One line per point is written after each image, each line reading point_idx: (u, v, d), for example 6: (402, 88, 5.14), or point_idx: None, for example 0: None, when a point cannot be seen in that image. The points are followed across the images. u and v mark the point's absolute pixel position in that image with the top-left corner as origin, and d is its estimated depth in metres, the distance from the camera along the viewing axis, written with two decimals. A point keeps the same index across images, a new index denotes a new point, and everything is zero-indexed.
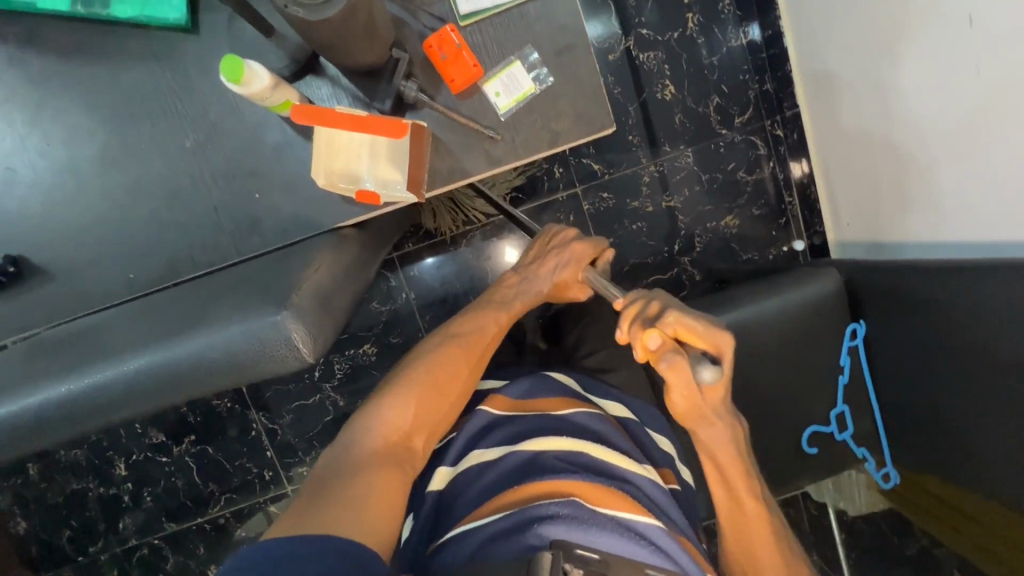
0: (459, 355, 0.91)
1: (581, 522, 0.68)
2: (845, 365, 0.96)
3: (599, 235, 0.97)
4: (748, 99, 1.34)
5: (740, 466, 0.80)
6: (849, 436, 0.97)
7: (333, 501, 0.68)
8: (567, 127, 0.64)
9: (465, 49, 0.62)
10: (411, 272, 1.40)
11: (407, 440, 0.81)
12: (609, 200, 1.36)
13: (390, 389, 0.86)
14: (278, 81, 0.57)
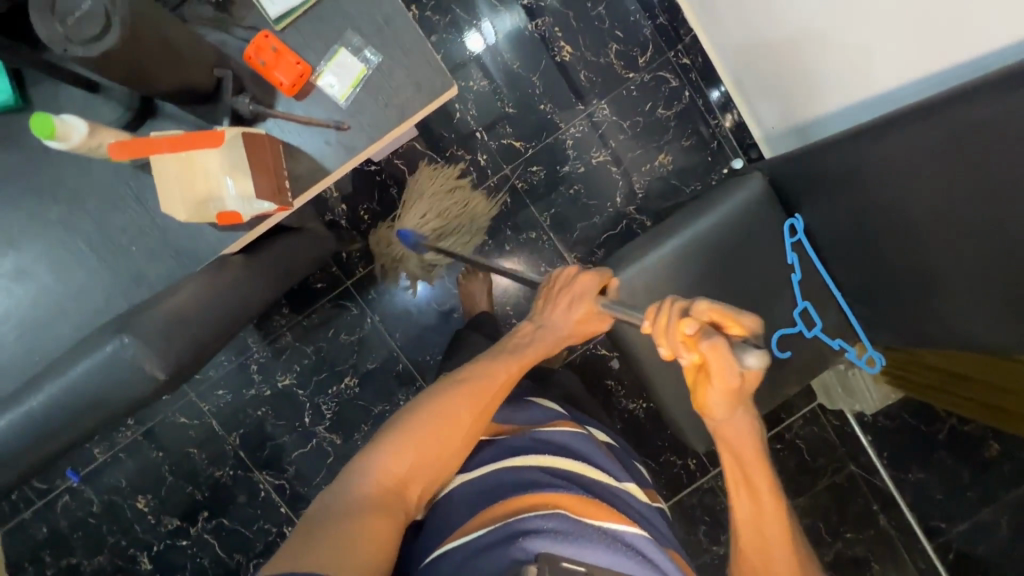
0: (463, 394, 0.80)
1: (567, 535, 0.64)
2: (794, 262, 0.94)
3: (606, 265, 0.85)
4: (645, 38, 1.35)
5: (765, 467, 0.71)
6: (819, 330, 0.95)
7: (316, 545, 0.61)
8: (410, 98, 0.66)
9: (285, 48, 0.64)
10: (370, 296, 1.39)
11: (401, 487, 0.71)
12: (540, 172, 1.36)
13: (391, 430, 0.76)
14: (98, 126, 0.58)
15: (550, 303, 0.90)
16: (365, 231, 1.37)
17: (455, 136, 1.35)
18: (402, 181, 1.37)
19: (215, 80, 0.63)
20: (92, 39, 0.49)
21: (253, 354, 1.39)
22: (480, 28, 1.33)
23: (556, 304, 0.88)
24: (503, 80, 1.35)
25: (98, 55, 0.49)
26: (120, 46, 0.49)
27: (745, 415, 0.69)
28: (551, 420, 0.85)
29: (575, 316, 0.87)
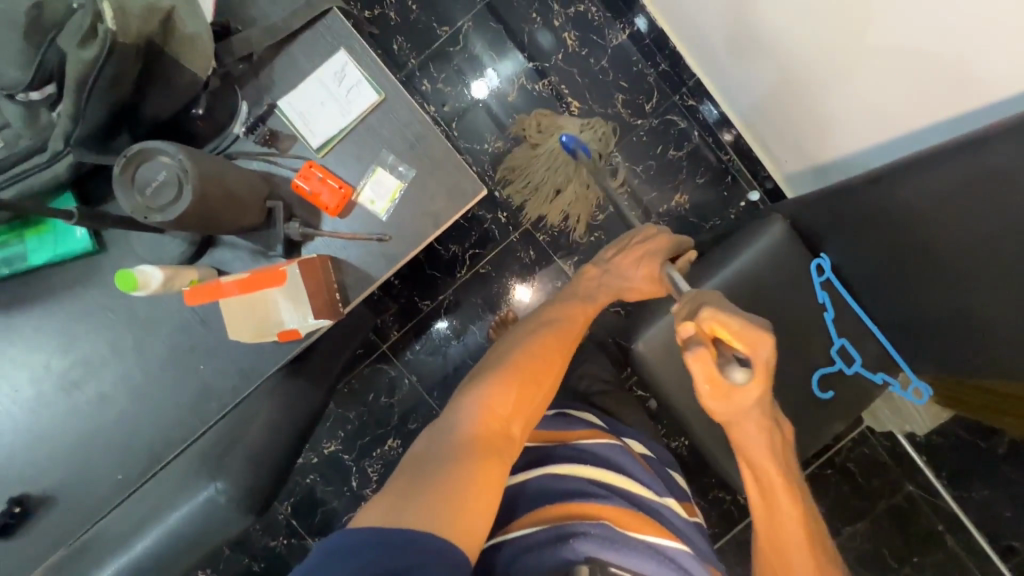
0: (546, 344, 0.85)
1: (612, 541, 0.66)
2: (825, 301, 0.94)
3: (678, 235, 0.94)
4: (649, 85, 1.39)
5: (789, 482, 0.69)
6: (859, 366, 0.94)
7: (427, 494, 0.62)
8: (443, 206, 0.73)
9: (329, 175, 0.70)
10: (406, 357, 1.43)
11: (506, 430, 0.73)
12: (560, 223, 1.40)
13: (486, 375, 0.79)
14: (175, 270, 0.66)
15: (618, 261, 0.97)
16: (396, 295, 1.41)
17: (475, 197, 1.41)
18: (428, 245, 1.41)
19: (267, 210, 0.70)
20: (170, 204, 0.57)
21: None
22: (483, 76, 1.39)
23: (628, 259, 0.94)
24: (516, 139, 1.40)
25: (176, 217, 0.57)
26: (192, 207, 0.57)
27: (760, 432, 0.66)
28: (588, 434, 0.86)
29: (643, 274, 0.93)
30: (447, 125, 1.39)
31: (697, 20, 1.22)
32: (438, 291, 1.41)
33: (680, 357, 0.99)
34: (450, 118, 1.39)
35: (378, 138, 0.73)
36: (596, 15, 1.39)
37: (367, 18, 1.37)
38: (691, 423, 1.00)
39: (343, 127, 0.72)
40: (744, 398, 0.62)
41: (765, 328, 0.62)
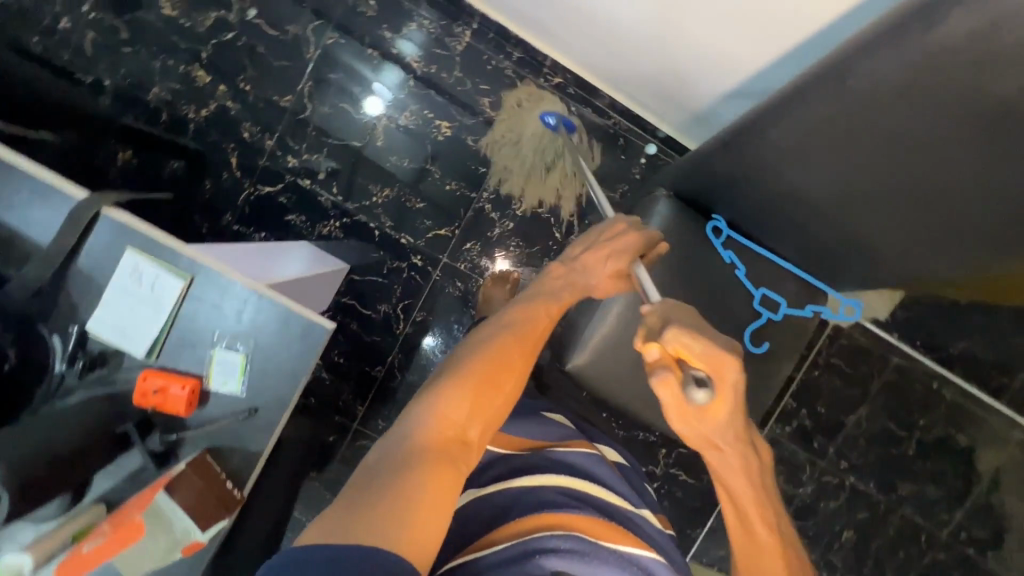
0: (511, 342, 0.79)
1: (582, 556, 0.67)
2: (732, 260, 0.93)
3: (654, 230, 0.84)
4: (510, 78, 1.34)
5: (763, 515, 0.66)
6: (784, 309, 0.94)
7: (373, 504, 0.58)
8: (292, 358, 0.85)
9: (167, 384, 0.83)
10: (379, 428, 1.40)
11: (460, 437, 0.69)
12: (475, 246, 1.37)
13: (442, 380, 0.74)
14: (51, 537, 0.76)
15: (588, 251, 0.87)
16: (346, 372, 1.38)
17: (384, 252, 1.37)
18: (356, 314, 1.37)
19: (124, 434, 0.86)
20: None
21: (302, 526, 1.43)
22: (373, 91, 1.32)
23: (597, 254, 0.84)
24: (401, 183, 1.35)
25: None
26: None
27: (735, 460, 0.64)
28: (565, 442, 0.89)
29: (612, 270, 0.84)
30: (329, 193, 1.34)
31: (530, 12, 1.20)
32: (384, 354, 1.39)
33: (619, 358, 0.98)
34: (330, 185, 1.34)
35: (202, 325, 0.85)
36: (432, 27, 1.33)
37: (206, 117, 1.30)
38: (650, 413, 1.01)
39: (165, 325, 0.84)
40: (701, 421, 0.60)
41: (732, 353, 0.58)
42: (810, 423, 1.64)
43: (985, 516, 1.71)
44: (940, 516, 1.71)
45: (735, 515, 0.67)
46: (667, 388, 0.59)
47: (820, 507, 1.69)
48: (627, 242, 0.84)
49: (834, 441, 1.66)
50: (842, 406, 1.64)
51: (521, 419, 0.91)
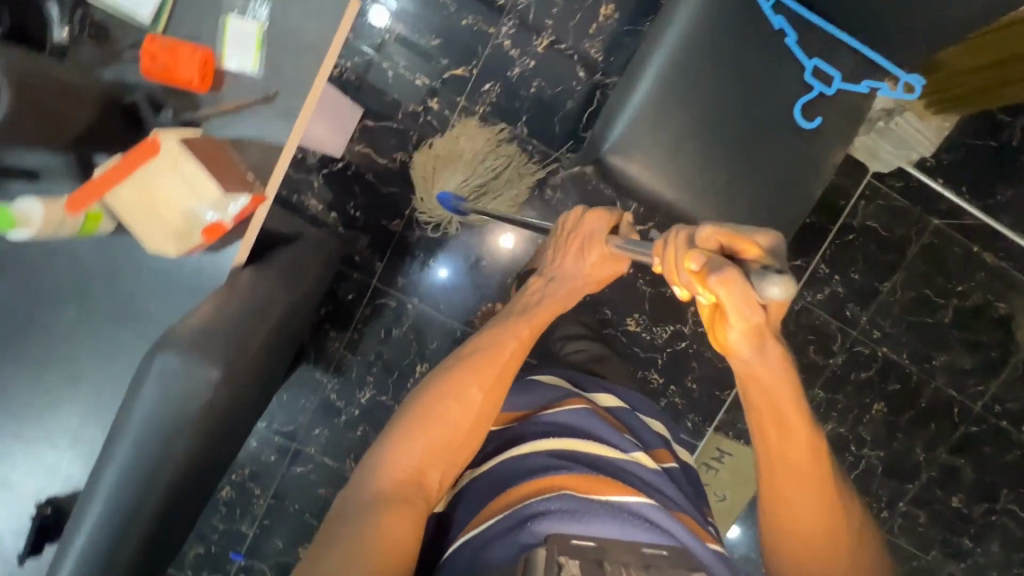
0: (473, 376, 0.92)
1: (572, 515, 0.73)
2: (782, 27, 0.86)
3: (614, 206, 1.01)
4: None
5: (800, 409, 0.71)
6: (840, 82, 0.87)
7: (349, 538, 0.75)
8: (310, 55, 0.86)
9: (175, 45, 0.79)
10: (400, 283, 1.38)
11: (423, 473, 0.85)
12: (494, 87, 1.29)
13: (407, 420, 0.89)
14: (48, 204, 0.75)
15: (563, 257, 1.05)
16: (364, 226, 1.34)
17: (399, 94, 1.30)
18: (372, 164, 1.32)
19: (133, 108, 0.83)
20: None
21: (324, 386, 1.41)
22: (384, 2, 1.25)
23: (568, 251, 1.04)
24: (414, 18, 1.27)
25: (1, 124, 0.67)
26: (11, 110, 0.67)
27: (776, 353, 0.67)
28: (560, 405, 0.94)
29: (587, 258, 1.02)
30: None
31: None
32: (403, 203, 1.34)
33: (660, 141, 0.89)
34: None
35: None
36: None
37: None
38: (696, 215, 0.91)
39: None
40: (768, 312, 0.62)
41: (767, 229, 0.63)
42: (843, 290, 1.58)
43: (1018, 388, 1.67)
44: (974, 389, 1.67)
45: (770, 410, 0.71)
46: (739, 281, 0.58)
47: (850, 379, 1.64)
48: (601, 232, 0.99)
49: (868, 310, 1.60)
50: (877, 273, 1.57)
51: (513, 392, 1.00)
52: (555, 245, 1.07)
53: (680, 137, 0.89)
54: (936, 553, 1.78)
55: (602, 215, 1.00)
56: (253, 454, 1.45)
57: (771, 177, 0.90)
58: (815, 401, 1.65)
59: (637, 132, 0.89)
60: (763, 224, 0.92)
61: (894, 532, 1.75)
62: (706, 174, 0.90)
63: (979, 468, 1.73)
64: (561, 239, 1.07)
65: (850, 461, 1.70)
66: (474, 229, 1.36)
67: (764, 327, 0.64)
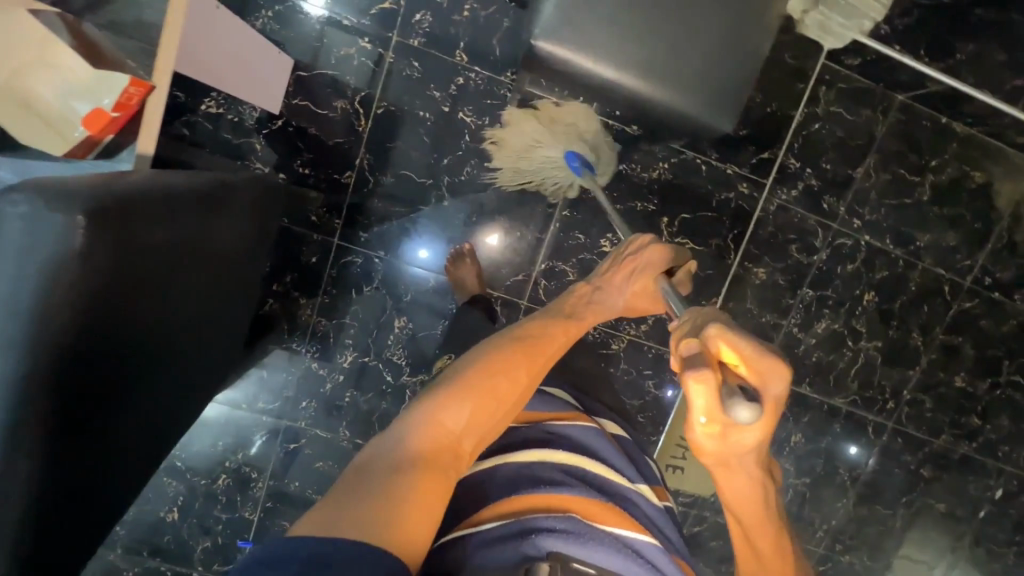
0: (521, 355, 0.75)
1: (579, 538, 0.60)
2: None
3: (681, 247, 0.86)
4: None
5: (770, 529, 0.69)
6: None
7: (367, 496, 0.54)
8: None
9: None
10: (363, 239, 1.34)
11: (456, 443, 0.65)
12: (425, 17, 1.25)
13: (449, 378, 0.71)
14: None
15: (608, 275, 0.89)
16: (315, 183, 1.30)
17: (328, 39, 1.24)
18: (312, 117, 1.27)
19: None
20: None
21: (304, 356, 1.38)
22: None
23: (620, 272, 0.87)
24: None
25: None
26: None
27: (749, 484, 0.63)
28: (569, 416, 0.79)
29: (634, 288, 0.86)
30: None
31: None
32: (352, 152, 1.30)
33: (595, 10, 0.83)
34: None
35: None
36: None
37: None
38: (641, 92, 0.86)
39: None
40: (739, 435, 0.56)
41: (783, 365, 0.56)
42: (817, 182, 1.54)
43: (1006, 255, 1.65)
44: (962, 264, 1.65)
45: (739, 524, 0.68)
46: (715, 398, 0.54)
47: (836, 273, 1.62)
48: (655, 266, 0.86)
49: (844, 200, 1.57)
50: (848, 160, 1.54)
51: None
52: (606, 261, 0.90)
53: (616, 7, 0.83)
54: (947, 436, 1.77)
55: (659, 246, 0.86)
56: (243, 439, 1.41)
57: (718, 31, 0.86)
58: (805, 301, 1.62)
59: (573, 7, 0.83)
60: (712, 89, 0.88)
61: (902, 422, 1.74)
62: (646, 41, 0.85)
63: (978, 344, 1.71)
64: (610, 259, 0.91)
65: (848, 357, 1.68)
66: (430, 169, 1.32)
67: (739, 461, 0.60)
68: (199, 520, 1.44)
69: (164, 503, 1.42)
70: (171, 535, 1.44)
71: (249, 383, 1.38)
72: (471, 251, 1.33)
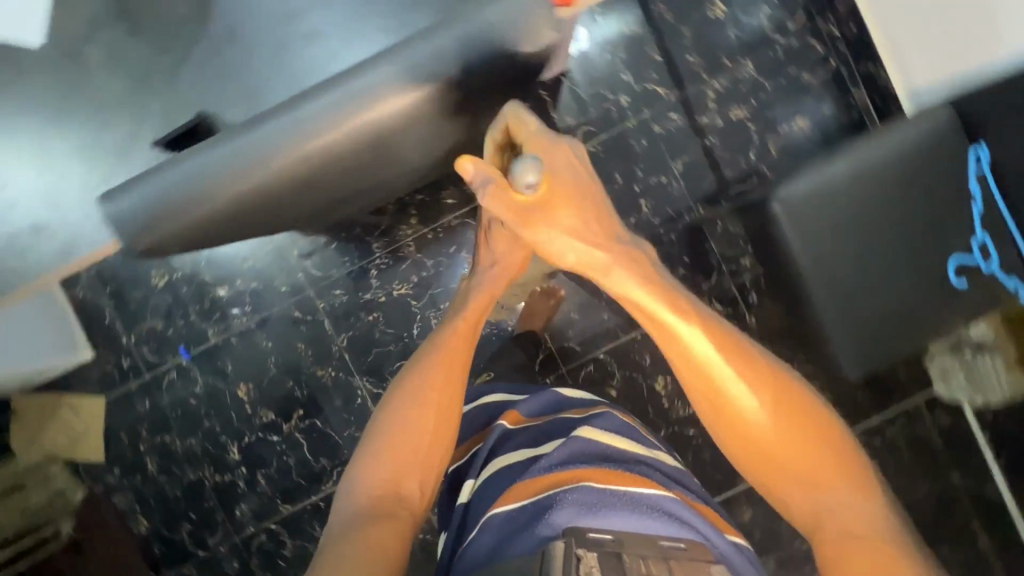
0: (427, 378, 0.74)
1: (590, 505, 0.58)
2: (976, 192, 0.95)
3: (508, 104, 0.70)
4: (798, 5, 1.40)
5: (760, 386, 0.66)
6: (997, 266, 0.95)
7: (329, 562, 0.61)
8: None
9: None
10: None
11: (398, 486, 0.69)
12: (678, 119, 1.42)
13: (374, 436, 0.73)
14: None
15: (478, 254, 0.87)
16: None
17: (602, 76, 1.41)
18: (543, 111, 1.40)
19: None
20: None
21: (373, 257, 1.42)
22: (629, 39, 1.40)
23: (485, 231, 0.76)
24: (647, 28, 1.40)
25: None
26: None
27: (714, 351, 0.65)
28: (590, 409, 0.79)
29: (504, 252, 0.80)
30: None
31: None
32: None
33: (831, 214, 0.96)
34: None
35: None
36: None
37: None
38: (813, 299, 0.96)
39: None
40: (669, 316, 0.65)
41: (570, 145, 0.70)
42: None
43: None
44: None
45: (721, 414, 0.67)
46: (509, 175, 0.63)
47: None
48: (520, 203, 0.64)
49: None
50: None
51: (541, 398, 0.84)
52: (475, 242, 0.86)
53: (844, 224, 0.95)
54: None
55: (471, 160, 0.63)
56: (267, 275, 1.43)
57: (898, 304, 0.96)
58: None
59: (810, 197, 0.96)
60: (863, 335, 0.97)
61: None
62: (847, 262, 0.96)
63: None
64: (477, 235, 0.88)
65: None
66: None
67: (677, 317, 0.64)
68: (173, 302, 1.42)
69: (159, 267, 1.41)
70: (140, 295, 1.42)
71: (315, 241, 1.41)
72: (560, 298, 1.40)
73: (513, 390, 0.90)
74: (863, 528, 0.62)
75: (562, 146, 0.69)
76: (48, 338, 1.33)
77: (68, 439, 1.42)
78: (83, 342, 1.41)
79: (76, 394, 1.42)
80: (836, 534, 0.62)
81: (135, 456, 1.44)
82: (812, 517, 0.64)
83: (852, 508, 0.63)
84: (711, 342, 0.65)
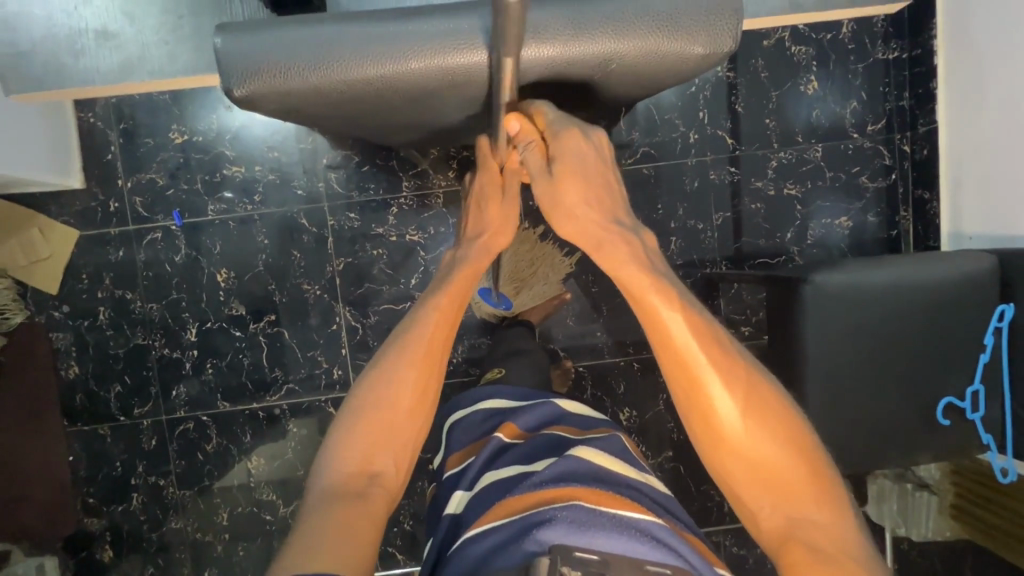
0: (408, 354, 0.72)
1: (577, 523, 0.57)
2: (988, 344, 0.98)
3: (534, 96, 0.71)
4: (884, 111, 1.41)
5: (737, 379, 0.62)
6: (980, 416, 0.99)
7: (296, 549, 0.57)
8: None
9: None
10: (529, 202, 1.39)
11: (369, 468, 0.66)
12: (735, 174, 1.42)
13: (346, 415, 0.69)
14: None
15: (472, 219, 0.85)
16: None
17: (681, 105, 1.40)
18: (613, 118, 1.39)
19: None
20: None
21: (401, 195, 1.38)
22: (719, 81, 1.39)
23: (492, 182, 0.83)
24: (741, 77, 1.39)
25: None
26: None
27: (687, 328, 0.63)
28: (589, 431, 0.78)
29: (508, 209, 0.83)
30: None
31: (982, 63, 1.20)
32: None
33: (857, 316, 0.97)
34: None
35: None
36: (881, 23, 1.39)
37: None
38: (809, 388, 0.98)
39: None
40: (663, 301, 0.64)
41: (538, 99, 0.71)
42: None
43: None
44: None
45: (699, 413, 0.63)
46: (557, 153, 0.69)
47: None
48: (540, 171, 0.70)
49: None
50: None
51: (536, 410, 0.83)
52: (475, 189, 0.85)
53: (866, 329, 0.97)
54: None
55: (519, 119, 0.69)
56: (287, 172, 1.37)
57: (885, 423, 0.98)
58: None
59: (843, 294, 0.97)
60: (844, 439, 0.99)
61: None
62: (855, 365, 0.97)
63: None
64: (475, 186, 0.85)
65: None
66: None
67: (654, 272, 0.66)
68: (182, 163, 1.36)
69: (181, 124, 1.35)
70: (151, 143, 1.35)
71: (347, 157, 1.37)
72: (564, 302, 1.41)
73: (513, 397, 0.89)
74: (834, 547, 0.56)
75: (579, 131, 0.69)
76: (37, 151, 1.23)
77: (25, 260, 1.34)
78: (73, 168, 1.34)
79: (50, 218, 1.35)
80: (807, 553, 0.56)
81: (89, 300, 1.37)
82: (785, 538, 0.59)
83: (824, 526, 0.58)
84: (689, 325, 0.63)
